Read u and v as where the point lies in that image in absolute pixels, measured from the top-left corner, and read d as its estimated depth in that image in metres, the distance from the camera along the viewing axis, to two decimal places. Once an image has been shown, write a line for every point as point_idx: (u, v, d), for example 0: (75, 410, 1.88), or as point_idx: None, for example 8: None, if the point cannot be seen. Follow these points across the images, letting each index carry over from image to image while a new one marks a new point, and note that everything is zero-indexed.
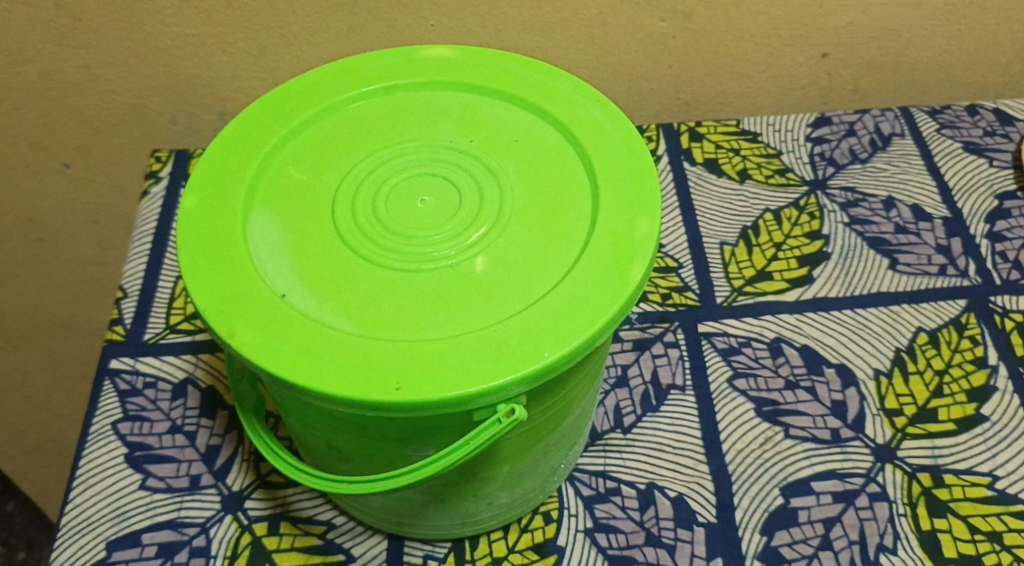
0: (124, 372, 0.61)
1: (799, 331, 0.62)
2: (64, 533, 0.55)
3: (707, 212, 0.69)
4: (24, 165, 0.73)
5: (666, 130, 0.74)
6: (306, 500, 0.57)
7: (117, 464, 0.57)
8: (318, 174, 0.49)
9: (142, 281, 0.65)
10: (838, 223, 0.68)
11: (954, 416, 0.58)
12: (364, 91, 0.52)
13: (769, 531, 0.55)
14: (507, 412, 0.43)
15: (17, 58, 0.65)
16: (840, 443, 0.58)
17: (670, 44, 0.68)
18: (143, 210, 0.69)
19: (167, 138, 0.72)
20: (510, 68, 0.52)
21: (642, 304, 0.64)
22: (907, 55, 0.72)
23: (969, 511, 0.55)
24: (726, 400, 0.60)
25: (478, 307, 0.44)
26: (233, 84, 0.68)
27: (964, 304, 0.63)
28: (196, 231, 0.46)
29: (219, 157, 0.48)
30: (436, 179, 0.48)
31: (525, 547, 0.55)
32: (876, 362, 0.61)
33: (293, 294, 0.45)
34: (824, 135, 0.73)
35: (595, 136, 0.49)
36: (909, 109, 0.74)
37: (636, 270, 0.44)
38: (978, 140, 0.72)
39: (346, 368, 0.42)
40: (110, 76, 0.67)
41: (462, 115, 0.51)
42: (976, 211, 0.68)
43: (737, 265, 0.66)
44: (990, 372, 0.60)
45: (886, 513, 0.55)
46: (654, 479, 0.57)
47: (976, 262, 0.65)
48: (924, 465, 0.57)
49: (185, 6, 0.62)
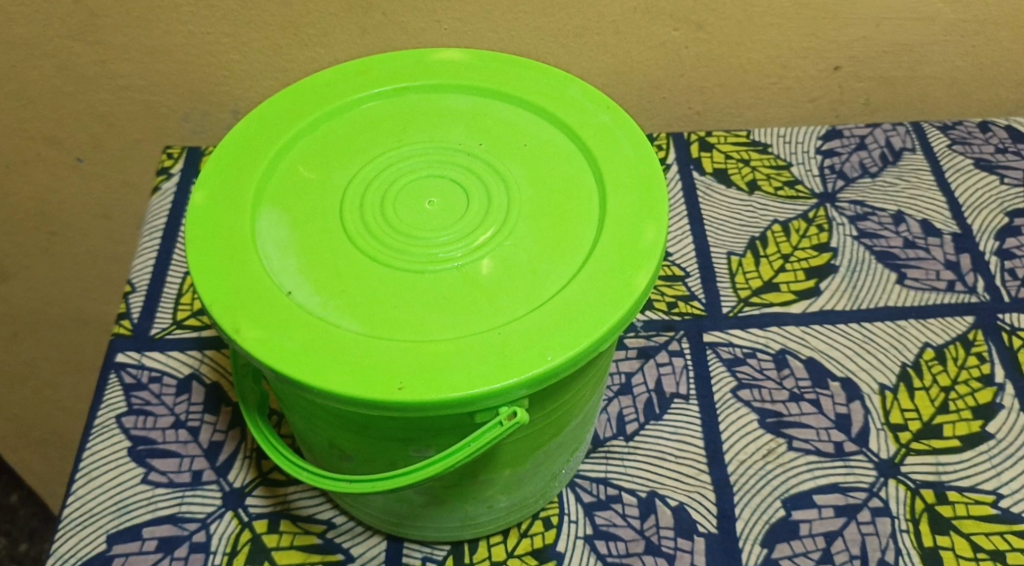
0: (130, 366, 0.61)
1: (806, 344, 0.62)
2: (65, 525, 0.55)
3: (715, 222, 0.69)
4: (36, 158, 0.74)
5: (676, 139, 0.74)
6: (307, 499, 0.57)
7: (120, 458, 0.58)
8: (327, 174, 0.49)
9: (150, 276, 0.66)
10: (846, 237, 0.67)
11: (959, 433, 0.58)
12: (376, 91, 0.52)
13: (769, 543, 0.54)
14: (509, 415, 0.42)
15: (34, 52, 0.66)
16: (843, 457, 0.57)
17: (682, 53, 0.68)
18: (153, 206, 0.69)
19: (180, 135, 0.73)
20: (521, 73, 0.53)
21: (647, 313, 0.64)
22: (920, 71, 0.72)
23: (972, 529, 0.55)
24: (730, 410, 0.59)
25: (483, 309, 0.44)
26: (248, 83, 0.68)
27: (972, 321, 0.63)
28: (206, 226, 0.46)
29: (230, 154, 0.49)
30: (445, 181, 0.49)
31: (524, 552, 0.55)
32: (882, 377, 0.61)
33: (299, 291, 0.45)
34: (835, 148, 0.73)
35: (604, 142, 0.49)
36: (920, 124, 0.74)
37: (641, 277, 0.44)
38: (989, 157, 0.71)
39: (348, 367, 0.42)
40: (125, 72, 0.67)
41: (472, 117, 0.52)
42: (986, 227, 0.68)
43: (744, 276, 0.66)
44: (997, 390, 0.60)
45: (888, 528, 0.55)
46: (655, 487, 0.57)
47: (985, 278, 0.65)
48: (928, 481, 0.56)
49: (201, 5, 0.63)
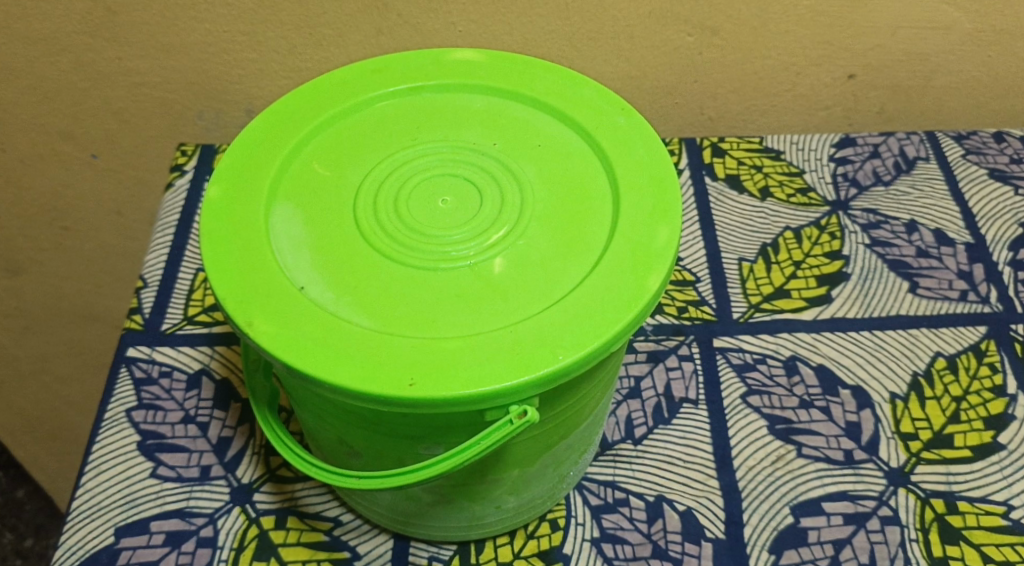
0: (141, 360, 0.62)
1: (816, 351, 0.62)
2: (73, 516, 0.55)
3: (727, 229, 0.69)
4: (51, 154, 0.74)
5: (688, 144, 0.73)
6: (314, 496, 0.57)
7: (129, 451, 0.58)
8: (341, 170, 0.49)
9: (162, 272, 0.66)
10: (858, 244, 0.67)
11: (971, 443, 0.58)
12: (392, 90, 0.52)
13: (777, 549, 0.54)
14: (519, 413, 0.42)
15: (51, 48, 0.67)
16: (852, 465, 0.57)
17: (696, 59, 0.68)
18: (166, 202, 0.70)
19: (195, 133, 0.73)
20: (537, 74, 0.53)
21: (657, 317, 0.64)
22: (934, 80, 0.71)
23: (983, 540, 0.54)
24: (738, 416, 0.59)
25: (494, 307, 0.44)
26: (263, 83, 0.69)
27: (984, 331, 0.63)
28: (221, 221, 0.46)
29: (245, 149, 0.49)
30: (458, 180, 0.49)
31: (530, 554, 0.55)
32: (893, 386, 0.60)
33: (312, 287, 0.45)
34: (848, 156, 0.72)
35: (619, 143, 0.49)
36: (934, 134, 0.74)
37: (654, 278, 0.44)
38: (1004, 167, 0.71)
39: (360, 362, 0.42)
40: (140, 69, 0.68)
41: (486, 118, 0.52)
42: (999, 237, 0.67)
43: (755, 282, 0.65)
44: (1009, 401, 0.59)
45: (897, 537, 0.54)
46: (663, 492, 0.57)
47: (998, 289, 0.65)
48: (938, 491, 0.56)
49: (218, 4, 0.63)
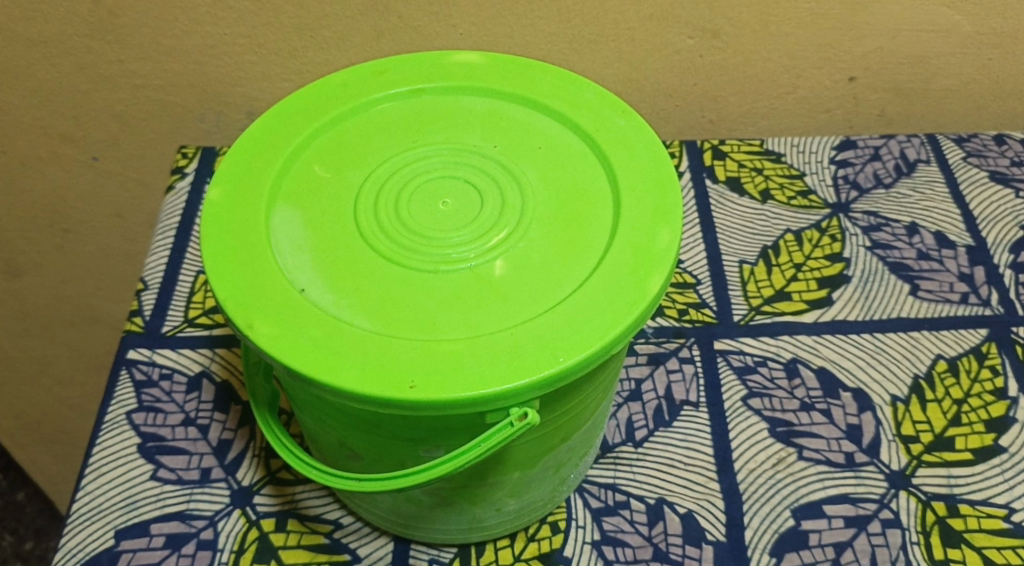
0: (141, 362, 0.62)
1: (817, 353, 0.62)
2: (73, 519, 0.55)
3: (727, 231, 0.69)
4: (52, 156, 0.74)
5: (689, 147, 0.73)
6: (315, 498, 0.57)
7: (130, 454, 0.58)
8: (341, 172, 0.49)
9: (163, 274, 0.66)
10: (859, 247, 0.67)
11: (972, 446, 0.58)
12: (392, 92, 0.52)
13: (778, 552, 0.54)
14: (520, 415, 0.42)
15: (53, 51, 0.67)
16: (853, 467, 0.57)
17: (697, 62, 0.68)
18: (167, 204, 0.70)
19: (196, 136, 0.73)
20: (537, 76, 0.53)
21: (657, 319, 0.64)
22: (935, 83, 0.71)
23: (984, 543, 0.54)
24: (739, 418, 0.59)
25: (495, 309, 0.44)
26: (264, 86, 0.69)
27: (985, 333, 0.63)
28: (222, 223, 0.46)
29: (246, 150, 0.49)
30: (459, 182, 0.49)
31: (531, 556, 0.55)
32: (894, 389, 0.60)
33: (312, 289, 0.45)
34: (848, 159, 0.72)
35: (619, 145, 0.49)
36: (935, 136, 0.74)
37: (654, 280, 0.44)
38: (1004, 170, 0.71)
39: (360, 364, 0.42)
40: (142, 72, 0.68)
41: (487, 120, 0.52)
42: (1000, 240, 0.67)
43: (755, 284, 0.65)
44: (1010, 404, 0.59)
45: (898, 540, 0.54)
46: (664, 494, 0.56)
47: (999, 291, 0.65)
48: (939, 494, 0.56)
49: (219, 7, 0.63)
